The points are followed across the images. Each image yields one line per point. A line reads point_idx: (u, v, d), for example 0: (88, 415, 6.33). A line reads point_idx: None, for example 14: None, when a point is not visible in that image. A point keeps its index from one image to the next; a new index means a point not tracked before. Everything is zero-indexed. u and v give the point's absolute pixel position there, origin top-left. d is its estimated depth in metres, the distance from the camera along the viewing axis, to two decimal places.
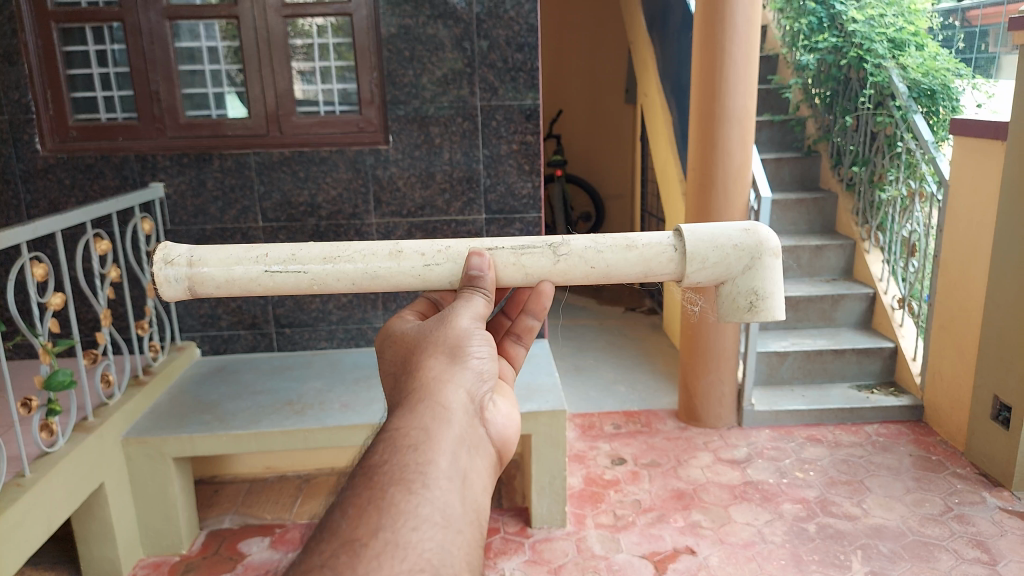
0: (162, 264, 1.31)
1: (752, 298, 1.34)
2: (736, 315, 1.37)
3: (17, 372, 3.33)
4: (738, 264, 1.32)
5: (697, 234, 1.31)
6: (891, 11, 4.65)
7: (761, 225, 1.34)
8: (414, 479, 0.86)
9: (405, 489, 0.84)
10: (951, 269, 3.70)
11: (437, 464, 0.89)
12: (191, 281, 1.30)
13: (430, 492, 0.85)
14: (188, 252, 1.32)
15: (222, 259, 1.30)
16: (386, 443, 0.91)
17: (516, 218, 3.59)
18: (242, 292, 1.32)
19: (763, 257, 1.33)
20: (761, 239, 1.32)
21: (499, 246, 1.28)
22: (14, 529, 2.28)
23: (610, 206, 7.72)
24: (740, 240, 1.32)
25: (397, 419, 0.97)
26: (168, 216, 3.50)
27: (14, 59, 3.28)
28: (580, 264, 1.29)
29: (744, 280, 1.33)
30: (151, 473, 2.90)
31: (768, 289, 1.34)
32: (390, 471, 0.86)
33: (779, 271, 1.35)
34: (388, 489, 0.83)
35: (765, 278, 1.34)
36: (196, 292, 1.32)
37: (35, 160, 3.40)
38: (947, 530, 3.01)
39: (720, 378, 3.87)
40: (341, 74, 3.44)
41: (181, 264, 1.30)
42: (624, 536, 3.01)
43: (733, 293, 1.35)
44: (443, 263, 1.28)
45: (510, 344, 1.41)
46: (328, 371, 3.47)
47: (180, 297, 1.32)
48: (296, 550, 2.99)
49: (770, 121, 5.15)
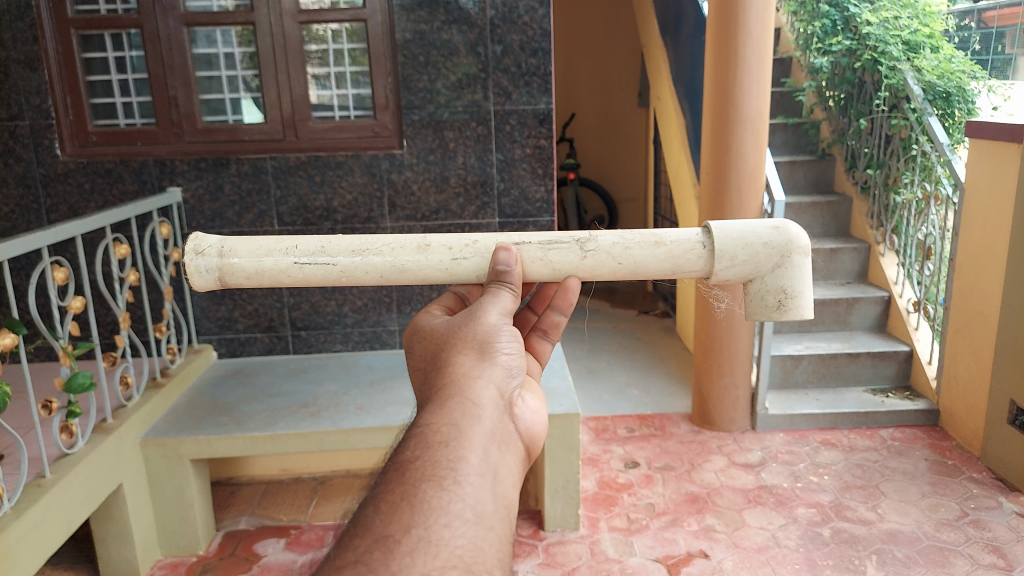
0: (193, 254, 1.33)
1: (781, 297, 1.35)
2: (765, 313, 1.37)
3: (38, 375, 3.38)
4: (767, 262, 1.33)
5: (726, 232, 1.32)
6: (905, 13, 4.62)
7: (791, 223, 1.34)
8: (446, 476, 0.87)
9: (437, 485, 0.86)
10: (967, 272, 3.68)
11: (469, 461, 0.91)
12: (222, 272, 1.33)
13: (461, 488, 0.86)
14: (219, 243, 1.35)
15: (253, 251, 1.33)
16: (418, 438, 0.93)
17: (530, 222, 3.61)
18: (271, 283, 1.34)
19: (793, 255, 1.33)
20: (792, 237, 1.33)
21: (526, 241, 1.30)
22: (34, 529, 2.32)
23: (623, 209, 7.71)
24: (769, 238, 1.32)
25: (428, 415, 0.98)
26: (186, 221, 3.54)
27: (35, 66, 3.33)
28: (607, 260, 1.31)
29: (773, 278, 1.34)
30: (169, 474, 2.94)
31: (797, 288, 1.35)
32: (422, 466, 0.88)
33: (809, 269, 1.36)
34: (420, 485, 0.85)
35: (794, 276, 1.34)
36: (226, 283, 1.35)
37: (56, 165, 3.44)
38: (962, 535, 2.99)
39: (734, 383, 3.86)
40: (356, 79, 3.47)
41: (212, 255, 1.33)
42: (638, 539, 3.02)
43: (762, 290, 1.35)
44: (470, 257, 1.30)
45: (536, 339, 1.42)
46: (342, 374, 3.49)
47: (211, 287, 1.35)
48: (314, 552, 3.02)
49: (784, 123, 5.13)
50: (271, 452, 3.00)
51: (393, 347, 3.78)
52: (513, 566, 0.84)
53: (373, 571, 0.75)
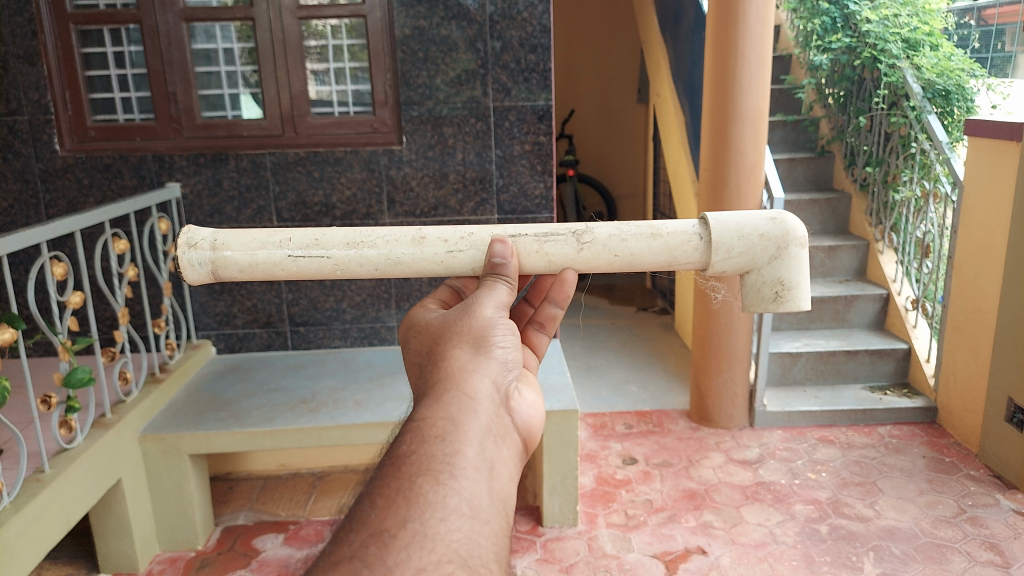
0: (185, 247, 1.33)
1: (778, 288, 1.35)
2: (761, 305, 1.38)
3: (37, 370, 3.39)
4: (764, 254, 1.33)
5: (722, 223, 1.32)
6: (905, 11, 4.62)
7: (786, 215, 1.35)
8: (442, 470, 0.87)
9: (433, 479, 0.86)
10: (965, 270, 3.68)
11: (465, 455, 0.91)
12: (215, 265, 1.33)
13: (458, 482, 0.86)
14: (212, 236, 1.35)
15: (246, 244, 1.33)
16: (414, 433, 0.93)
17: (528, 218, 3.60)
18: (265, 276, 1.34)
19: (789, 246, 1.34)
20: (788, 229, 1.33)
21: (522, 233, 1.31)
22: (34, 524, 2.32)
23: (623, 206, 7.72)
24: (765, 230, 1.33)
25: (424, 409, 0.98)
26: (185, 216, 3.54)
27: (34, 61, 3.33)
28: (603, 252, 1.31)
29: (770, 270, 1.34)
30: (167, 470, 2.94)
31: (794, 279, 1.35)
32: (418, 461, 0.88)
33: (805, 261, 1.36)
34: (416, 480, 0.85)
35: (790, 268, 1.35)
36: (220, 276, 1.35)
37: (55, 160, 3.44)
38: (960, 532, 3.00)
39: (732, 379, 3.87)
40: (355, 75, 3.47)
41: (204, 248, 1.33)
42: (636, 536, 3.02)
43: (759, 283, 1.36)
44: (466, 249, 1.30)
45: (532, 332, 1.42)
46: (341, 370, 3.49)
47: (204, 281, 1.35)
48: (313, 547, 3.03)
49: (783, 121, 5.14)
50: (269, 447, 3.00)
51: (391, 343, 3.78)
52: (509, 560, 0.84)
53: (368, 565, 0.76)
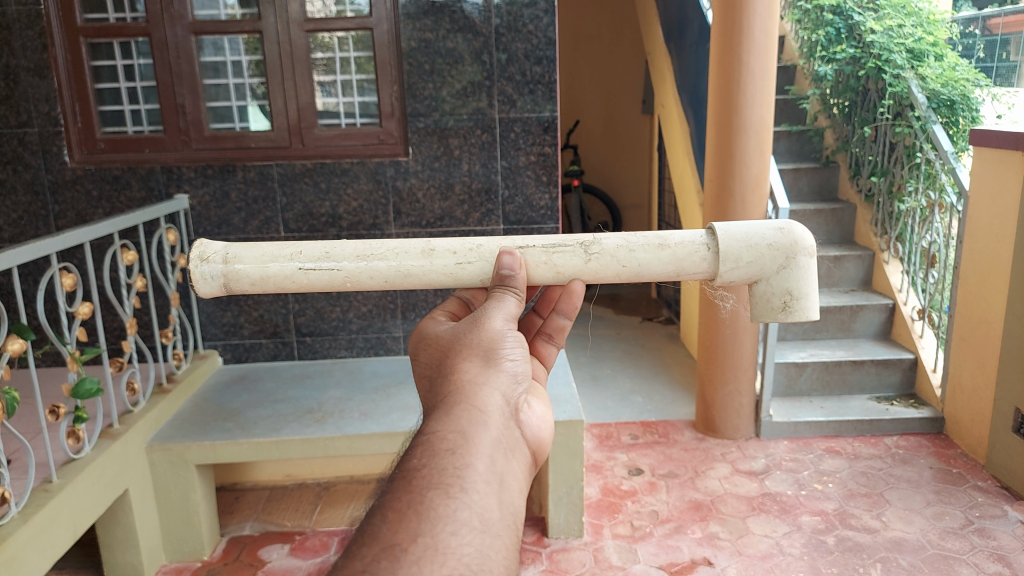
0: (198, 261, 1.35)
1: (786, 298, 1.36)
2: (770, 315, 1.38)
3: (45, 380, 3.41)
4: (772, 264, 1.34)
5: (731, 233, 1.33)
6: (909, 22, 4.63)
7: (795, 224, 1.35)
8: (453, 483, 0.88)
9: (443, 493, 0.87)
10: (971, 280, 3.68)
11: (476, 468, 0.92)
12: (227, 278, 1.34)
13: (468, 496, 0.87)
14: (224, 250, 1.37)
15: (258, 257, 1.35)
16: (425, 446, 0.94)
17: (533, 229, 3.62)
18: (276, 289, 1.36)
19: (798, 256, 1.34)
20: (796, 238, 1.34)
21: (530, 245, 1.31)
22: (41, 534, 2.32)
23: (628, 215, 7.73)
24: (774, 240, 1.33)
25: (435, 423, 0.99)
26: (193, 227, 3.57)
27: (44, 74, 3.37)
28: (611, 263, 1.32)
29: (779, 280, 1.35)
30: (175, 480, 2.95)
31: (803, 289, 1.36)
32: (429, 474, 0.89)
33: (814, 271, 1.37)
34: (427, 493, 0.86)
35: (799, 278, 1.35)
36: (232, 288, 1.36)
37: (64, 172, 3.47)
38: (967, 543, 2.98)
39: (738, 390, 3.86)
40: (362, 86, 3.49)
41: (217, 262, 1.34)
42: (641, 547, 3.02)
43: (768, 292, 1.36)
44: (474, 261, 1.31)
45: (541, 343, 1.45)
46: (347, 380, 3.50)
47: (216, 293, 1.36)
48: (319, 557, 3.03)
49: (788, 131, 5.16)
50: (275, 458, 3.01)
51: (397, 353, 3.80)
52: (520, 574, 0.84)
53: None
